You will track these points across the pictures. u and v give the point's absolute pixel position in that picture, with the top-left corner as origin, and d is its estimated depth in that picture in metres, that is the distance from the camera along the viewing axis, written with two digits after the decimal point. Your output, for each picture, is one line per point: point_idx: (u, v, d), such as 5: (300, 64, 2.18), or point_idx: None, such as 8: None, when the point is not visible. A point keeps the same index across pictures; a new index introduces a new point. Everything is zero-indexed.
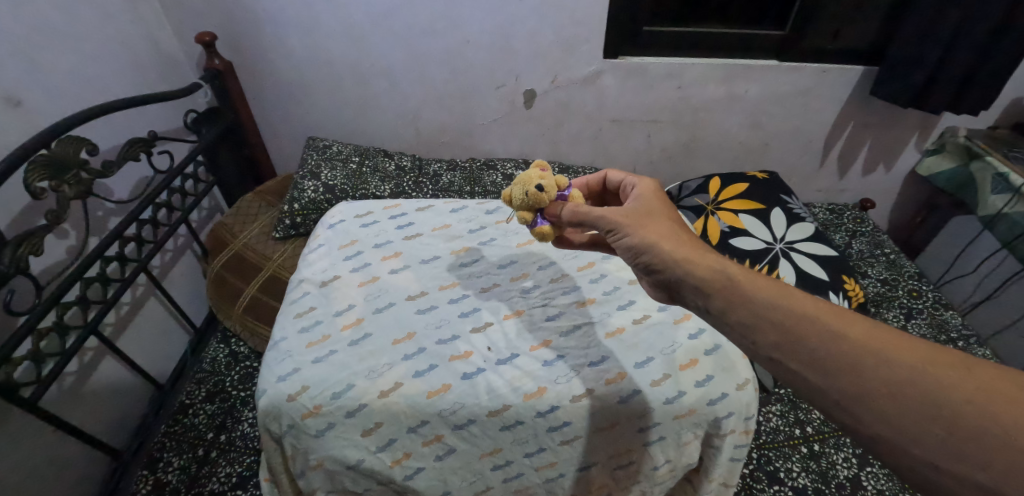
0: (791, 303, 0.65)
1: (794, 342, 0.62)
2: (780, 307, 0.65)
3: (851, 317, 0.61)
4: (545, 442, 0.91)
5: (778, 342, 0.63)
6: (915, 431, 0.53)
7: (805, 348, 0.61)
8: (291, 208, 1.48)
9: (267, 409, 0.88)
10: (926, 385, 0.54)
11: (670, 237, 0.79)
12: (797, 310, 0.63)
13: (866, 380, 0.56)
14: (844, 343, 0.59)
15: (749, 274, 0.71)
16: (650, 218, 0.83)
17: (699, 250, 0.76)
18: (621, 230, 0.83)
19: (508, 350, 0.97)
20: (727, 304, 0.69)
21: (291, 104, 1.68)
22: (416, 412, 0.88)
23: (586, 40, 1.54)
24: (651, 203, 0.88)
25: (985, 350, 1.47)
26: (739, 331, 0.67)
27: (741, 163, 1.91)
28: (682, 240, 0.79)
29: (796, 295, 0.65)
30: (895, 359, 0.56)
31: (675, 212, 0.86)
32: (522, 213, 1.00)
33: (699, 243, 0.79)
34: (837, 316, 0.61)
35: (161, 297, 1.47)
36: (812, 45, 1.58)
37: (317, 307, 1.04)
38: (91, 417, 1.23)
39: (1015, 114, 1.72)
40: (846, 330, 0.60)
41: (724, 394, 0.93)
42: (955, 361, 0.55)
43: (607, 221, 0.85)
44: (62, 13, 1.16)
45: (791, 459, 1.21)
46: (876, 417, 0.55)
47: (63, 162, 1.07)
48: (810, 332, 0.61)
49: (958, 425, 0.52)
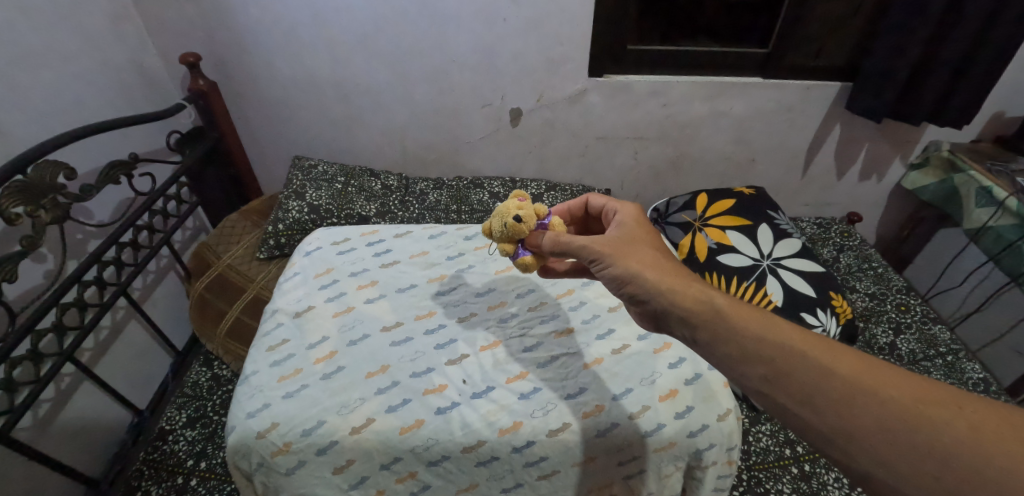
0: (776, 336, 0.64)
1: (783, 378, 0.61)
2: (768, 340, 0.64)
3: (842, 351, 0.60)
4: (522, 477, 0.90)
5: (768, 375, 0.62)
6: (908, 470, 0.53)
7: (795, 383, 0.60)
8: (276, 228, 1.47)
9: (236, 446, 0.87)
10: (917, 424, 0.54)
11: (652, 268, 0.78)
12: (788, 345, 0.63)
13: (859, 417, 0.56)
14: (835, 379, 0.59)
15: (736, 304, 0.70)
16: (632, 248, 0.82)
17: (680, 279, 0.76)
18: (603, 259, 0.82)
19: (484, 382, 0.96)
20: (714, 338, 0.68)
21: (276, 124, 1.67)
22: (389, 449, 0.87)
23: (570, 59, 1.55)
24: (634, 232, 0.87)
25: (975, 365, 1.47)
26: (726, 365, 0.67)
27: (728, 179, 1.92)
28: (663, 270, 0.78)
29: (785, 327, 0.65)
30: (886, 395, 0.56)
31: (657, 240, 0.85)
32: (503, 243, 0.99)
33: (686, 272, 0.78)
34: (827, 351, 0.61)
35: (141, 320, 1.45)
36: (795, 63, 1.59)
37: (290, 340, 1.02)
38: (66, 445, 1.20)
39: (995, 128, 1.74)
40: (836, 365, 0.60)
41: (704, 425, 0.92)
42: (946, 398, 0.55)
43: (591, 251, 0.83)
44: (43, 36, 1.15)
45: (781, 480, 1.19)
46: (869, 456, 0.55)
47: (41, 187, 1.06)
48: (800, 367, 0.61)
49: (951, 464, 0.51)
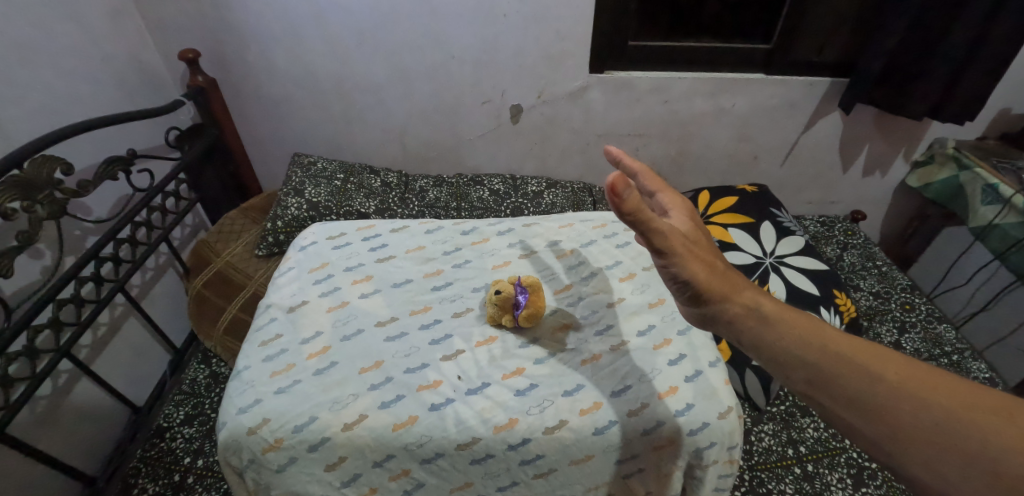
0: (815, 338, 0.62)
1: (825, 380, 0.59)
2: (810, 343, 0.61)
3: (886, 354, 0.58)
4: (518, 476, 0.89)
5: (809, 378, 0.60)
6: (950, 474, 0.50)
7: (838, 387, 0.58)
8: (274, 225, 1.46)
9: (227, 442, 0.86)
10: (964, 432, 0.51)
11: (714, 273, 0.68)
12: (831, 348, 0.60)
13: (902, 421, 0.54)
14: (878, 383, 0.56)
15: (777, 304, 0.67)
16: (698, 248, 0.70)
17: (733, 283, 0.68)
18: (676, 255, 0.66)
19: (479, 379, 0.95)
20: (754, 342, 0.64)
21: (275, 120, 1.66)
22: (382, 446, 0.86)
23: (571, 55, 1.53)
24: (692, 224, 0.74)
25: (982, 364, 1.44)
26: (769, 367, 0.64)
27: (731, 177, 1.90)
28: (722, 275, 0.69)
29: (825, 329, 0.62)
30: (933, 402, 0.53)
31: (707, 236, 0.75)
32: (490, 318, 1.04)
33: (731, 269, 0.71)
34: (869, 352, 0.58)
35: (140, 317, 1.44)
36: (799, 59, 1.57)
37: (284, 335, 1.01)
38: (62, 442, 1.19)
39: (1001, 125, 1.72)
40: (882, 370, 0.57)
41: (706, 423, 0.90)
42: (993, 405, 0.52)
43: (666, 242, 0.65)
44: (41, 32, 1.14)
45: (784, 481, 1.18)
46: (914, 462, 0.52)
47: (33, 183, 1.05)
48: (842, 369, 0.58)
49: (1002, 473, 0.48)
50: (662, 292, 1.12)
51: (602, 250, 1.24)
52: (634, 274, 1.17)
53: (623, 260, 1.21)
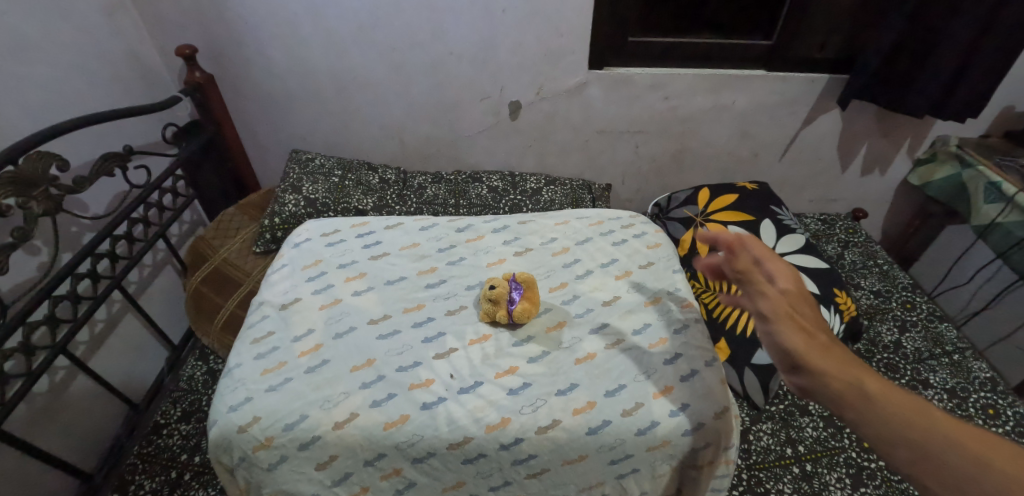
0: (925, 418, 0.59)
1: (931, 462, 0.56)
2: (916, 423, 0.59)
3: (1001, 446, 0.55)
4: (510, 476, 0.89)
5: (913, 458, 0.57)
6: None
7: (947, 472, 0.55)
8: (272, 222, 1.45)
9: (217, 440, 0.86)
10: None
11: (816, 344, 0.69)
12: (939, 433, 0.58)
13: None
14: (993, 473, 0.53)
15: (882, 382, 0.64)
16: (803, 317, 0.72)
17: (838, 357, 0.68)
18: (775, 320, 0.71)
19: (472, 377, 0.94)
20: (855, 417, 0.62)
21: (274, 117, 1.65)
22: (373, 445, 0.86)
23: (570, 51, 1.52)
24: (801, 294, 0.75)
25: (983, 363, 1.43)
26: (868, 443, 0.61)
27: (732, 174, 1.89)
28: (826, 348, 0.69)
29: (933, 412, 0.60)
30: None
31: (815, 307, 0.76)
32: (483, 315, 1.03)
33: (838, 346, 0.70)
34: (981, 442, 0.56)
35: (137, 314, 1.44)
36: (800, 56, 1.56)
37: (275, 332, 1.01)
38: (59, 439, 1.19)
39: (1005, 123, 1.70)
40: (997, 462, 0.54)
41: (701, 423, 0.90)
42: None
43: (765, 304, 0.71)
44: (36, 26, 1.13)
45: (782, 480, 1.17)
46: None
47: (30, 179, 1.04)
48: (951, 455, 0.56)
49: None
50: (658, 291, 1.11)
51: (598, 248, 1.23)
52: (630, 272, 1.17)
53: (619, 258, 1.20)
